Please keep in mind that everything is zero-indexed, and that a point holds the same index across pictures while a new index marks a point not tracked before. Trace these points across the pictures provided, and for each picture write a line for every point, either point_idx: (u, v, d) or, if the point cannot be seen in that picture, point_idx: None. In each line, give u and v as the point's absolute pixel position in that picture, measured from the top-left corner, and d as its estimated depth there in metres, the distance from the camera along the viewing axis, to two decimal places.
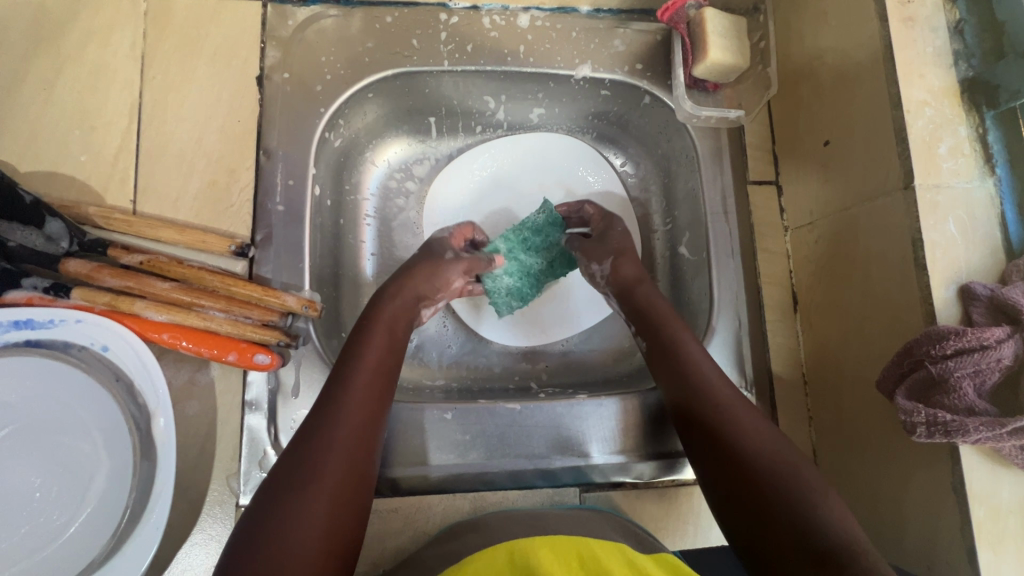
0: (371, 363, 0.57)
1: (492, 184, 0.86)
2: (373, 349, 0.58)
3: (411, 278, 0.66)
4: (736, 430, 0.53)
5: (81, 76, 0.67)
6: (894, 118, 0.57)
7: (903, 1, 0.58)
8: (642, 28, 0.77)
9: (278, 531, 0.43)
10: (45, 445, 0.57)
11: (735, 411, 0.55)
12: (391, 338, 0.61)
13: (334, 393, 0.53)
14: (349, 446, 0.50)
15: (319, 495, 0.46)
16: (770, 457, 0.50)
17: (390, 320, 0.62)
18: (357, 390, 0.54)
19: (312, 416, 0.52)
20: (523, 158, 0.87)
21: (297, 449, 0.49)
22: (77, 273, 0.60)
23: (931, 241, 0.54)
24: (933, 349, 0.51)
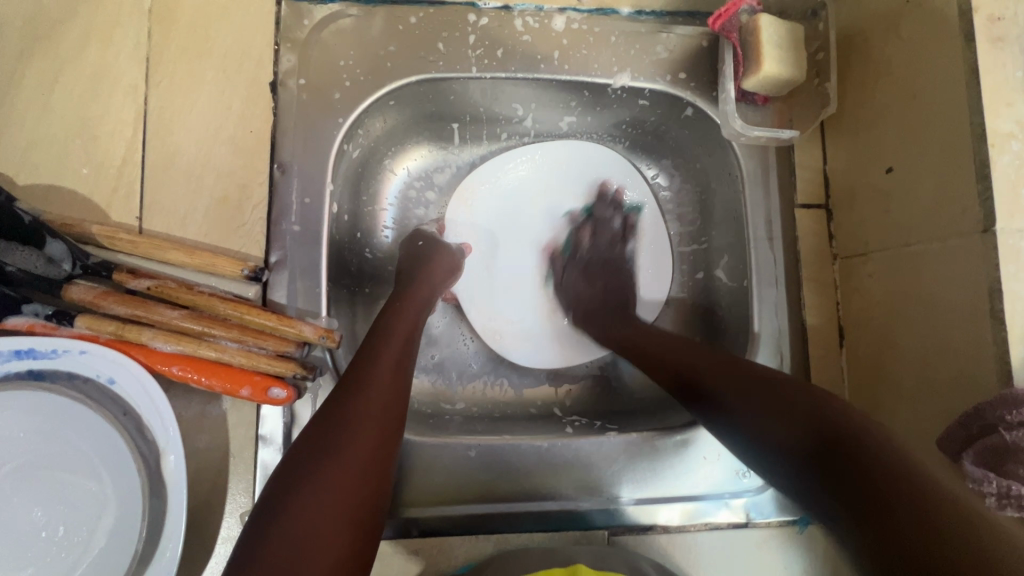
0: (394, 351, 0.56)
1: (512, 198, 0.82)
2: (396, 332, 0.58)
3: (422, 271, 0.69)
4: (745, 396, 0.50)
5: (82, 80, 0.62)
6: (976, 153, 0.52)
7: (994, 18, 0.52)
8: (687, 33, 0.71)
9: (303, 502, 0.43)
10: (52, 481, 0.54)
11: (768, 392, 0.49)
12: (413, 322, 0.61)
13: (358, 370, 0.53)
14: (374, 420, 0.49)
15: (343, 463, 0.46)
16: (794, 410, 0.46)
17: (411, 307, 0.63)
18: (382, 377, 0.53)
19: (339, 389, 0.51)
20: (547, 169, 0.81)
21: (322, 423, 0.48)
22: (81, 300, 0.56)
23: (1010, 292, 0.50)
24: (1008, 416, 0.47)
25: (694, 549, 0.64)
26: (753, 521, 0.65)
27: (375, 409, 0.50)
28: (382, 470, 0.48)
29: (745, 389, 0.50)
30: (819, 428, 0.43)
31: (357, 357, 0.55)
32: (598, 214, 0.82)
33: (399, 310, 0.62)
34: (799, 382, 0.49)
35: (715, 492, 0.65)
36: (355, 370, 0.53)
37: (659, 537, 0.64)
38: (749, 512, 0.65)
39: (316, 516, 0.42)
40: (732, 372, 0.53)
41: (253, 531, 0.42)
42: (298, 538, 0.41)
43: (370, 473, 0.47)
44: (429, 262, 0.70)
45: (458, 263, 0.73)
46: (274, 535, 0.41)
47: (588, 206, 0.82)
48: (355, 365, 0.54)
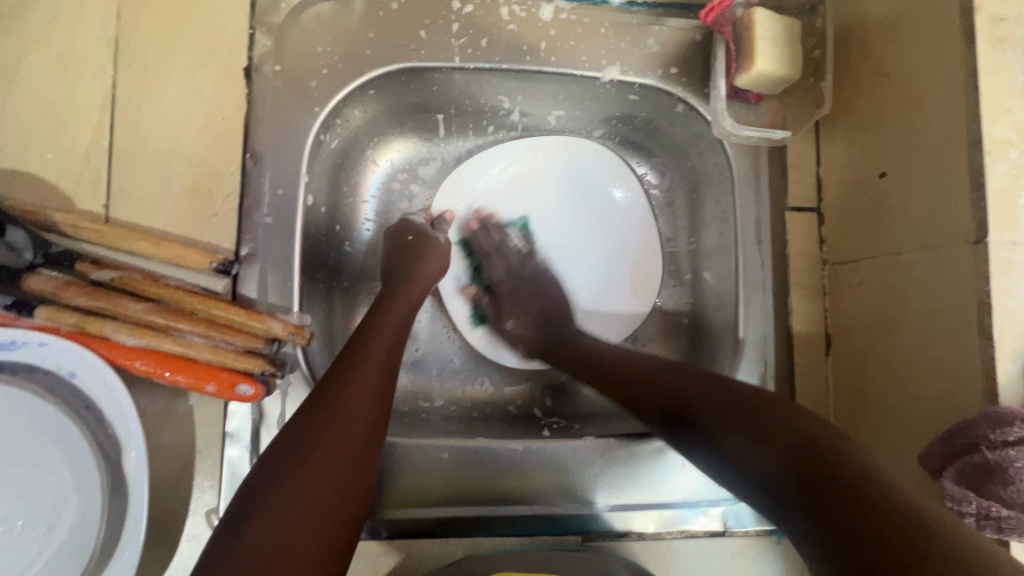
0: (382, 349, 0.54)
1: (501, 196, 0.79)
2: (385, 329, 0.57)
3: (410, 270, 0.66)
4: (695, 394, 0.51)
5: (47, 61, 0.60)
6: (971, 160, 0.50)
7: (996, 19, 0.49)
8: (679, 26, 0.68)
9: (279, 500, 0.41)
10: (10, 475, 0.53)
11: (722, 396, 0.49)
12: (403, 320, 0.60)
13: (344, 364, 0.51)
14: (358, 419, 0.48)
15: (324, 465, 0.44)
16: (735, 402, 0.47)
17: (400, 303, 0.61)
18: (368, 375, 0.51)
19: (323, 383, 0.50)
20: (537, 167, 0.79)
21: (302, 418, 0.46)
22: (40, 291, 0.54)
23: (1000, 306, 0.48)
24: (992, 434, 0.45)
25: (669, 558, 0.63)
26: (730, 530, 0.64)
27: (360, 406, 0.49)
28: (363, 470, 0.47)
29: (702, 403, 0.49)
30: (776, 428, 0.43)
31: (342, 353, 0.53)
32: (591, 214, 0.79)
33: (388, 305, 0.60)
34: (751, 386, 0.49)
35: (692, 500, 0.63)
36: (341, 366, 0.51)
37: (634, 544, 0.63)
38: (726, 521, 0.63)
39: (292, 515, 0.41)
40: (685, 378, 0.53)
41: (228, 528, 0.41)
42: (270, 540, 0.40)
43: (349, 473, 0.45)
44: (422, 259, 0.68)
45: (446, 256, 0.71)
46: (246, 535, 0.40)
47: (581, 207, 0.80)
48: (342, 359, 0.52)
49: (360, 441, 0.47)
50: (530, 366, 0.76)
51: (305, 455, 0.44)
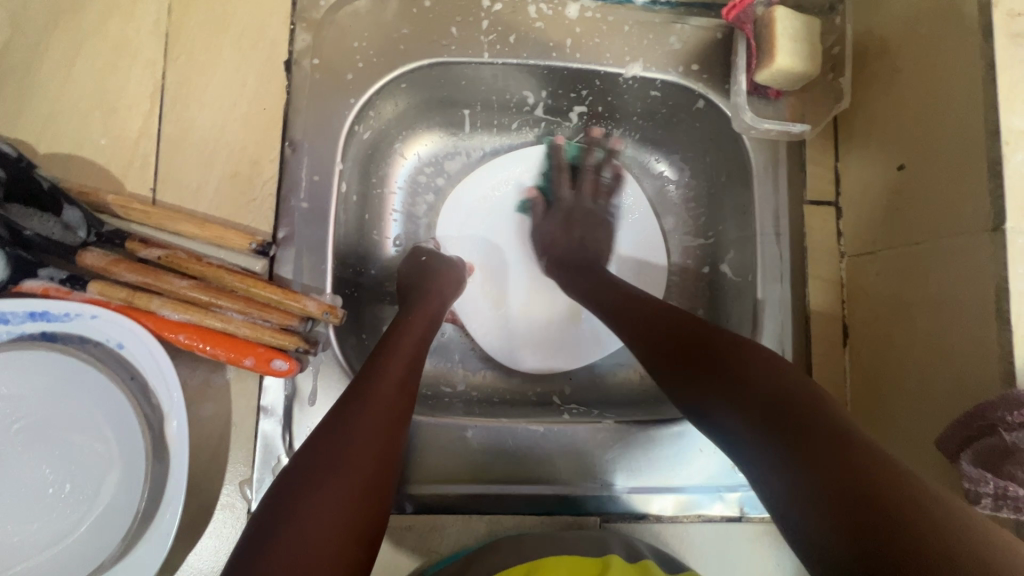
0: (399, 368, 0.54)
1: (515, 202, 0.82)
2: (403, 347, 0.57)
3: (429, 288, 0.68)
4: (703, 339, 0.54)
5: (102, 53, 0.64)
6: (989, 150, 0.51)
7: (1014, 14, 0.51)
8: (701, 24, 0.71)
9: (297, 530, 0.41)
10: (58, 440, 0.56)
11: (726, 360, 0.51)
12: (421, 337, 0.60)
13: (360, 388, 0.51)
14: (374, 443, 0.47)
15: (345, 479, 0.44)
16: (742, 351, 0.51)
17: (419, 322, 0.62)
18: (387, 391, 0.51)
19: (344, 399, 0.50)
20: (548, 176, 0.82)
21: (317, 443, 0.46)
22: (94, 266, 0.57)
23: (1017, 292, 0.49)
24: (1009, 415, 0.46)
25: (687, 542, 0.64)
26: (746, 516, 0.65)
27: (376, 429, 0.48)
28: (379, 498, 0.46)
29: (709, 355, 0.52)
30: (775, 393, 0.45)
31: (360, 375, 0.53)
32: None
33: (408, 324, 0.61)
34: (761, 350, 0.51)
35: (709, 484, 0.65)
36: (360, 382, 0.52)
37: (652, 526, 0.64)
38: (743, 506, 0.64)
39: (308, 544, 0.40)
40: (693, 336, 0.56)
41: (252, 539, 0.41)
42: (288, 563, 0.39)
43: (364, 501, 0.45)
44: (437, 279, 0.70)
45: (459, 282, 0.72)
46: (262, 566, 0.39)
47: None
48: (357, 381, 0.52)
49: (379, 459, 0.47)
50: (545, 367, 0.78)
51: (325, 474, 0.44)
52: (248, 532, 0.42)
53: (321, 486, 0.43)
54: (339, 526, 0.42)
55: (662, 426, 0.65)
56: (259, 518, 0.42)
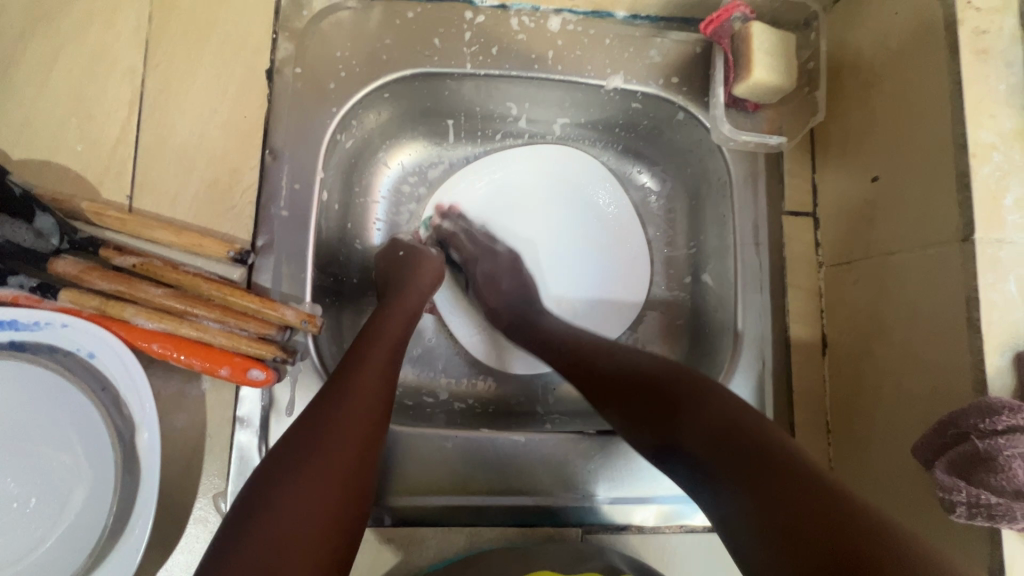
0: (380, 360, 0.54)
1: (496, 203, 0.82)
2: (385, 337, 0.57)
3: (412, 281, 0.67)
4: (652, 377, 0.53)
5: (80, 59, 0.63)
6: (957, 162, 0.52)
7: (978, 32, 0.53)
8: (681, 38, 0.72)
9: (278, 522, 0.40)
10: (24, 453, 0.54)
11: (680, 405, 0.49)
12: (403, 328, 0.60)
13: (339, 380, 0.50)
14: (355, 435, 0.47)
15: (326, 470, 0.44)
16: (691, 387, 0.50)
17: (400, 310, 0.62)
18: (369, 382, 0.51)
19: (328, 389, 0.50)
20: (535, 181, 0.82)
21: (297, 436, 0.46)
22: (65, 274, 0.56)
23: (987, 301, 0.50)
24: (982, 423, 0.47)
25: (669, 553, 0.64)
26: None
27: (356, 419, 0.48)
28: (359, 489, 0.45)
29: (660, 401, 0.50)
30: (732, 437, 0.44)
31: (338, 368, 0.52)
32: (580, 222, 0.82)
33: (388, 313, 0.61)
34: (715, 389, 0.49)
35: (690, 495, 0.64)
36: (343, 372, 0.51)
37: (632, 537, 0.64)
38: None
39: (289, 534, 0.40)
40: (653, 381, 0.52)
41: (232, 528, 0.41)
42: (268, 554, 0.39)
43: (345, 494, 0.44)
44: (414, 274, 0.68)
45: (433, 271, 0.71)
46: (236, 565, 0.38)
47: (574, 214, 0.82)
48: (339, 373, 0.51)
49: (360, 451, 0.47)
50: (529, 372, 0.79)
51: (307, 465, 0.44)
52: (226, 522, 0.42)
53: (302, 478, 0.43)
54: (320, 518, 0.42)
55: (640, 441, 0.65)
56: (239, 509, 0.42)
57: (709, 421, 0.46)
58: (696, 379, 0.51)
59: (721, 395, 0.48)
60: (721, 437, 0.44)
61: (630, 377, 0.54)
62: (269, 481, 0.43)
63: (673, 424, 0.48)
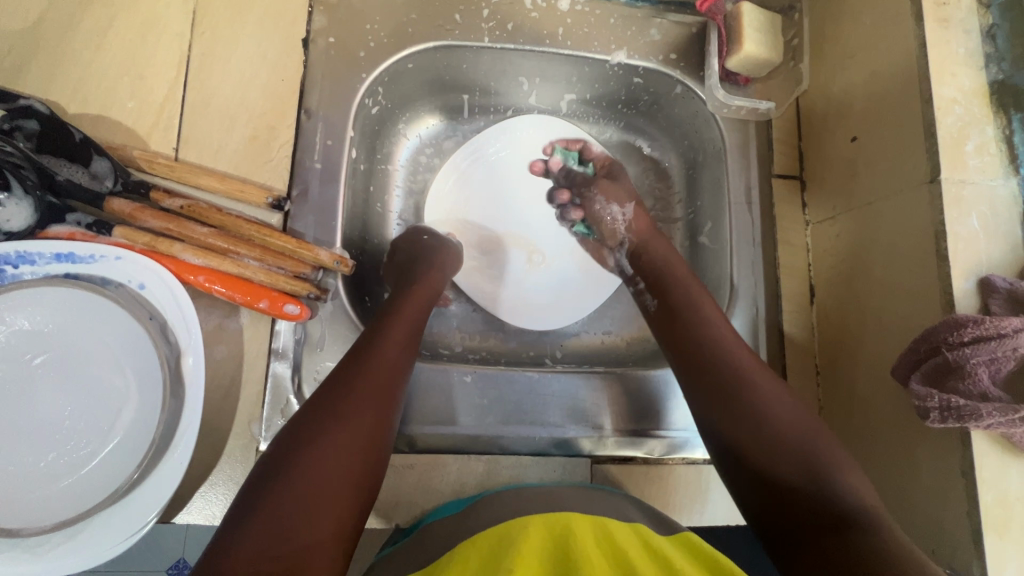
0: (399, 335, 0.59)
1: (500, 172, 0.86)
2: (405, 312, 0.62)
3: (429, 259, 0.72)
4: (757, 396, 0.56)
5: (133, 26, 0.69)
6: (925, 114, 0.59)
7: (939, 3, 0.60)
8: (680, 20, 0.79)
9: (306, 469, 0.46)
10: (76, 375, 0.59)
11: (794, 448, 0.52)
12: (423, 304, 0.65)
13: (362, 351, 0.56)
14: (376, 402, 0.52)
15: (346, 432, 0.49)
16: (791, 423, 0.54)
17: (420, 290, 0.67)
18: (387, 352, 0.56)
19: (352, 356, 0.56)
20: (538, 151, 0.87)
21: (323, 397, 0.51)
22: (120, 211, 0.62)
23: (954, 232, 0.56)
24: (950, 336, 0.53)
25: (672, 482, 0.69)
26: None
27: (376, 387, 0.53)
28: (379, 449, 0.51)
29: (761, 430, 0.54)
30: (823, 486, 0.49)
31: (362, 340, 0.58)
32: None
33: (410, 292, 0.66)
34: (822, 437, 0.53)
35: (692, 429, 0.69)
36: (365, 341, 0.57)
37: (639, 468, 0.69)
38: None
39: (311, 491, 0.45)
40: (756, 402, 0.55)
41: (263, 472, 0.47)
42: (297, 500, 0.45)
43: (367, 455, 0.50)
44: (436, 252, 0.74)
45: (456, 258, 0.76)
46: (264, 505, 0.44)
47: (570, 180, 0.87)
48: (361, 344, 0.57)
49: (378, 416, 0.52)
50: (529, 328, 0.83)
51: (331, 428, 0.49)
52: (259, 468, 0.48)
53: (325, 437, 0.48)
54: (344, 473, 0.48)
55: (652, 402, 0.70)
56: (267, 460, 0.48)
57: (813, 471, 0.50)
58: (819, 428, 0.54)
59: (840, 455, 0.52)
60: (812, 485, 0.50)
61: (749, 400, 0.56)
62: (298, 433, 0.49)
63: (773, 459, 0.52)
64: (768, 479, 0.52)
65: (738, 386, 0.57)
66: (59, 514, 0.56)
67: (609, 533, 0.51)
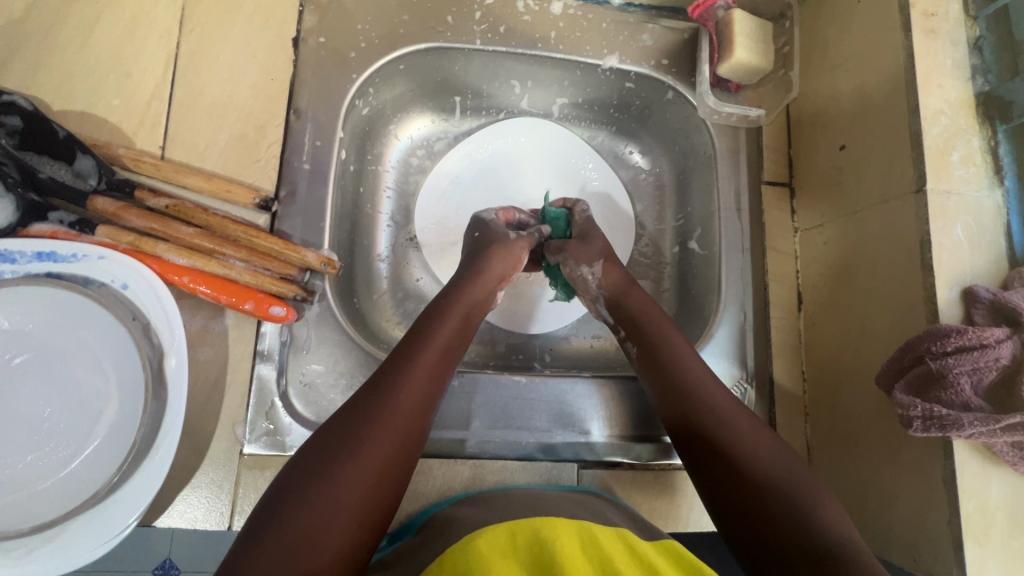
0: (431, 360, 0.57)
1: (493, 173, 0.86)
2: (439, 333, 0.59)
3: (477, 269, 0.67)
4: (735, 438, 0.54)
5: (121, 23, 0.69)
6: (911, 125, 0.59)
7: (927, 14, 0.61)
8: (671, 26, 0.79)
9: (319, 499, 0.45)
10: (55, 376, 0.58)
11: (769, 483, 0.51)
12: (460, 325, 0.62)
13: (390, 375, 0.54)
14: (394, 435, 0.50)
15: (362, 462, 0.48)
16: (771, 467, 0.52)
17: (458, 310, 0.63)
18: (416, 379, 0.54)
19: (382, 378, 0.54)
20: (532, 152, 0.87)
21: (342, 424, 0.50)
22: (104, 211, 0.61)
23: (939, 243, 0.56)
24: (934, 346, 0.53)
25: (657, 491, 0.68)
26: None
27: (397, 419, 0.51)
28: (394, 486, 0.50)
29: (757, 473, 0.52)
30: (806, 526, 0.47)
31: (394, 360, 0.56)
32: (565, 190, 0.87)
33: (446, 310, 0.62)
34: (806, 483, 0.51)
35: None
36: (397, 362, 0.55)
37: (626, 473, 0.68)
38: None
39: (319, 524, 0.44)
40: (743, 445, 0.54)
41: (280, 493, 0.46)
42: (305, 530, 0.44)
43: (381, 489, 0.48)
44: (507, 256, 0.69)
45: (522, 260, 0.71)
46: (274, 528, 0.44)
47: (559, 182, 0.87)
48: (391, 365, 0.55)
49: (398, 446, 0.50)
50: (519, 329, 0.83)
51: (350, 457, 0.48)
52: (276, 486, 0.48)
53: (339, 466, 0.47)
54: (352, 502, 0.46)
55: (643, 405, 0.70)
56: (285, 480, 0.47)
57: (790, 507, 0.49)
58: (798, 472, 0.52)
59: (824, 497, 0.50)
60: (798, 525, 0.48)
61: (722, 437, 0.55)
62: (313, 460, 0.48)
63: (748, 496, 0.51)
64: (743, 522, 0.50)
65: (724, 430, 0.55)
66: (37, 517, 0.55)
67: (590, 535, 0.49)
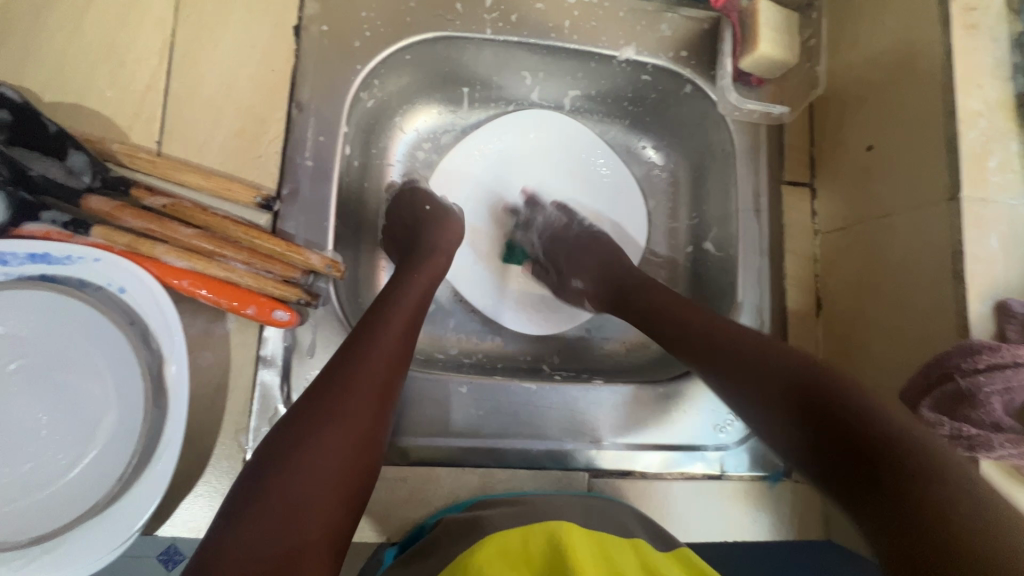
0: (400, 321, 0.56)
1: (502, 168, 0.83)
2: (406, 299, 0.59)
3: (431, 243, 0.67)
4: (769, 370, 0.51)
5: (113, 9, 0.65)
6: (947, 127, 0.56)
7: (968, 9, 0.57)
8: (691, 15, 0.75)
9: (301, 470, 0.44)
10: (52, 383, 0.56)
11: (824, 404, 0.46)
12: (423, 291, 0.61)
13: (359, 340, 0.53)
14: (371, 398, 0.50)
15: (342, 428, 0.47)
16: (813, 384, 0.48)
17: (422, 278, 0.62)
18: (386, 341, 0.53)
19: (350, 342, 0.53)
20: (543, 147, 0.84)
21: (314, 390, 0.49)
22: (98, 211, 0.59)
23: (971, 254, 0.54)
24: (964, 363, 0.51)
25: (667, 499, 0.67)
26: (725, 474, 0.68)
27: (372, 382, 0.50)
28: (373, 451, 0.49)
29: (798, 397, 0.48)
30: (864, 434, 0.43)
31: (362, 325, 0.54)
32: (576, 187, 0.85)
33: (412, 279, 0.62)
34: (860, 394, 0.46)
35: (689, 444, 0.69)
36: (366, 327, 0.54)
37: (637, 482, 0.67)
38: (723, 464, 0.68)
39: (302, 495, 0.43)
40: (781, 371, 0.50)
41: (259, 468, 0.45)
42: (290, 501, 0.43)
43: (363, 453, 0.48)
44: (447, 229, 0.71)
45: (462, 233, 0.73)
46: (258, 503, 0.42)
47: (569, 178, 0.85)
48: (361, 329, 0.54)
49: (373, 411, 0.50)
50: (529, 331, 0.81)
51: (326, 422, 0.47)
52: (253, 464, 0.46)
53: (320, 433, 0.46)
54: (335, 469, 0.45)
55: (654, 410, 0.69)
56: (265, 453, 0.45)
57: (845, 418, 0.44)
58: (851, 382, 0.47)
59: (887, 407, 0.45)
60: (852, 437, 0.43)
61: (778, 372, 0.50)
62: (288, 429, 0.46)
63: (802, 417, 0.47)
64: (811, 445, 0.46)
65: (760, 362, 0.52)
66: (35, 527, 0.53)
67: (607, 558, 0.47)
